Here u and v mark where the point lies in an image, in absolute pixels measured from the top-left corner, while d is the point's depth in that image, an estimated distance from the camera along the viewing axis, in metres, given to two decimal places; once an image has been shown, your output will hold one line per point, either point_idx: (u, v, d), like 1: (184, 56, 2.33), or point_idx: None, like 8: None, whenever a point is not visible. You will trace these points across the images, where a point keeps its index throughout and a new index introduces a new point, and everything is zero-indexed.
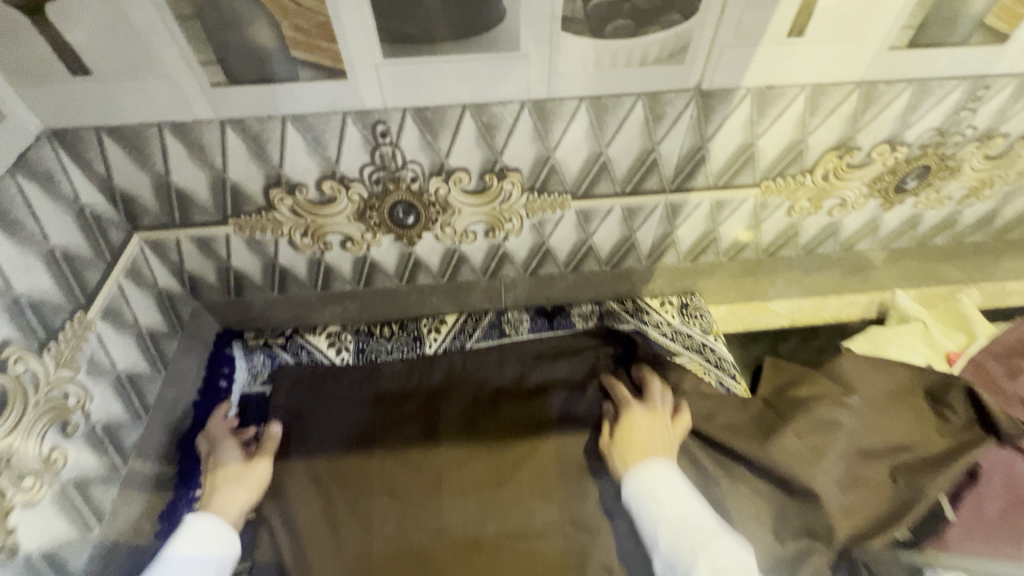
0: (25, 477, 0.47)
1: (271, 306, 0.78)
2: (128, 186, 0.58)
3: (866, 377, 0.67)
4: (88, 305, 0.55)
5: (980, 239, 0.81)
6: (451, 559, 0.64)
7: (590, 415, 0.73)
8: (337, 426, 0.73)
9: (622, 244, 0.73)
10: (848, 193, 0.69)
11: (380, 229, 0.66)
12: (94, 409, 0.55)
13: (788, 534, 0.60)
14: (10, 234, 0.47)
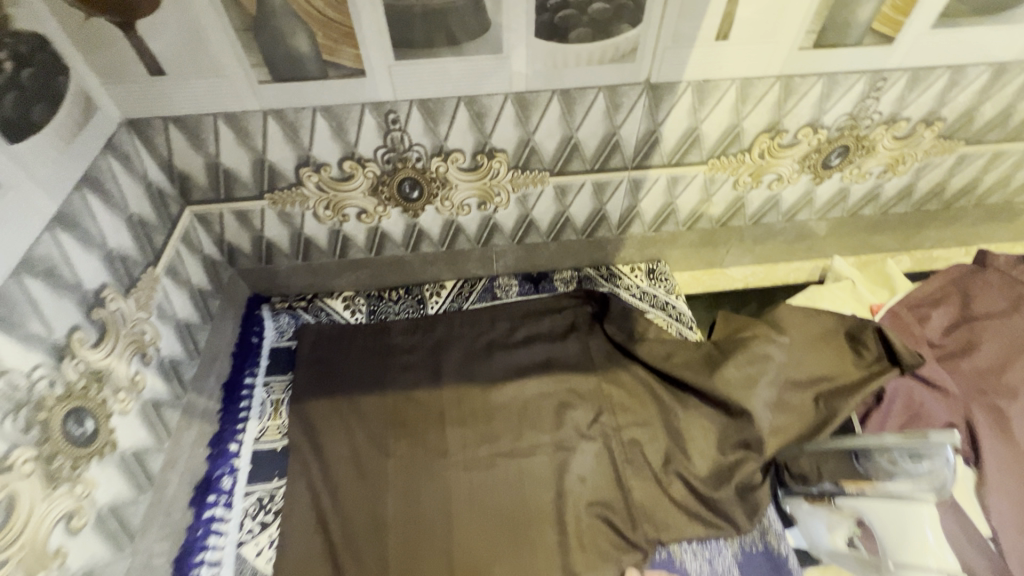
0: (119, 390, 0.59)
1: (296, 273, 0.91)
2: (184, 166, 0.70)
3: (796, 323, 0.81)
4: (155, 262, 0.68)
5: (904, 210, 0.94)
6: (457, 471, 0.76)
7: (568, 361, 0.87)
8: (354, 372, 0.86)
9: (594, 216, 0.87)
10: (782, 170, 0.82)
11: (390, 202, 0.79)
12: (162, 346, 0.68)
13: (728, 447, 0.73)
14: (104, 200, 0.60)
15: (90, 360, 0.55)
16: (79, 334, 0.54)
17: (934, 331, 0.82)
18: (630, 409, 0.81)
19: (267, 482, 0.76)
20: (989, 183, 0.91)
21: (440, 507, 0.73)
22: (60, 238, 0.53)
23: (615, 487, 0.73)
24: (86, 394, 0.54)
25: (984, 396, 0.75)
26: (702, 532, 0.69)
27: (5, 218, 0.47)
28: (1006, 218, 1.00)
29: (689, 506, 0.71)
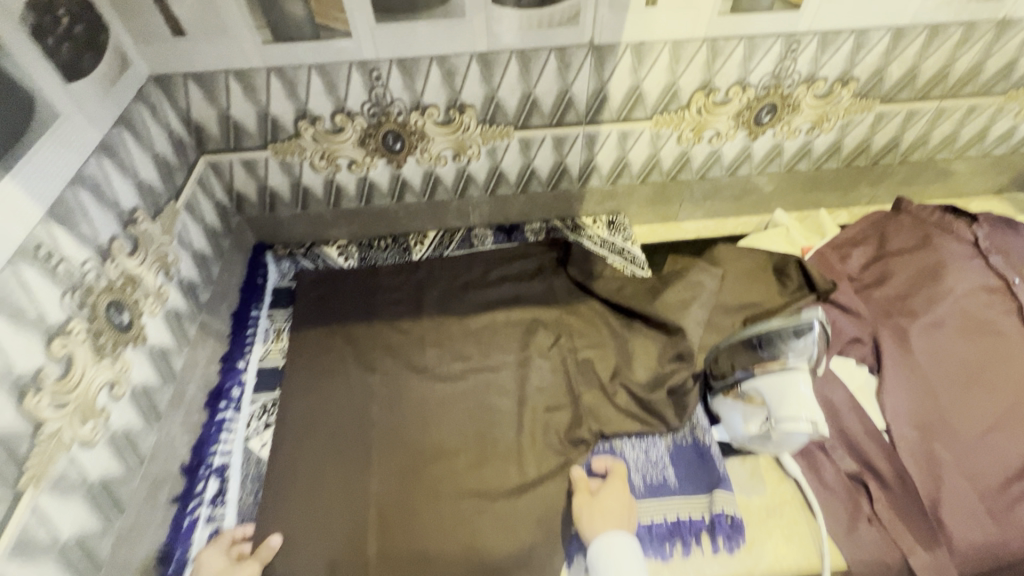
0: (148, 296, 0.72)
1: (296, 221, 1.03)
2: (200, 118, 0.83)
3: (730, 258, 0.93)
4: (176, 198, 0.80)
5: (835, 166, 1.06)
6: (433, 383, 0.88)
7: (533, 296, 0.99)
8: (345, 305, 0.98)
9: (557, 168, 0.99)
10: (719, 126, 0.94)
11: (376, 154, 0.92)
12: (182, 268, 0.81)
13: (666, 360, 0.85)
14: (137, 139, 0.72)
15: (127, 266, 0.68)
16: (118, 243, 0.67)
17: (852, 267, 0.94)
18: (586, 334, 0.93)
19: (270, 392, 0.88)
20: (909, 141, 1.03)
21: (418, 411, 0.85)
22: (103, 163, 0.65)
23: (568, 395, 0.85)
24: (123, 292, 0.67)
25: (890, 319, 0.87)
26: (639, 428, 0.81)
27: (64, 141, 0.59)
28: (931, 174, 1.12)
29: (631, 409, 0.83)
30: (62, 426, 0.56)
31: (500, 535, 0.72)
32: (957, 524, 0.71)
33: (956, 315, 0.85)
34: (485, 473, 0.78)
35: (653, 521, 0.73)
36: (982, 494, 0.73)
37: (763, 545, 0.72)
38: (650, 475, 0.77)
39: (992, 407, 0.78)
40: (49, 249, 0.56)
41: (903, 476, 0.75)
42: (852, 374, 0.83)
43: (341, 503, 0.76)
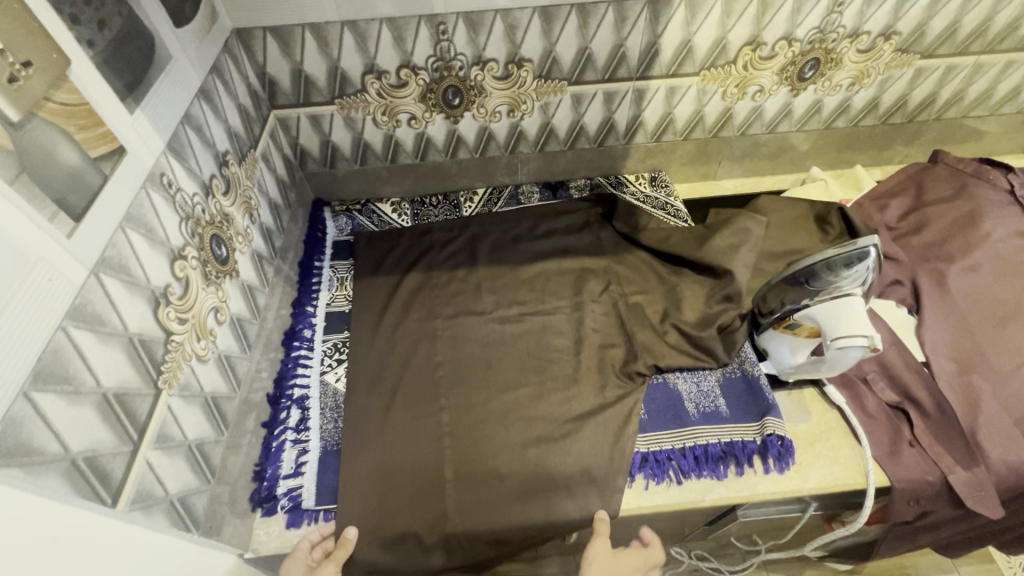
0: (239, 235, 0.77)
1: (352, 177, 1.08)
2: (275, 72, 0.87)
3: (773, 209, 0.98)
4: (255, 147, 0.86)
5: (871, 123, 1.10)
6: (492, 324, 0.93)
7: (581, 247, 1.03)
8: (403, 256, 1.03)
9: (605, 124, 1.03)
10: (763, 81, 0.98)
11: (435, 109, 0.96)
12: (262, 214, 0.86)
13: (714, 302, 0.90)
14: (226, 88, 0.77)
15: (223, 204, 0.73)
16: (216, 182, 0.72)
17: (890, 216, 0.98)
18: (634, 281, 0.98)
19: (339, 333, 0.94)
20: (945, 98, 1.06)
21: (479, 349, 0.90)
22: (202, 106, 0.70)
23: (621, 335, 0.91)
24: (221, 226, 0.72)
25: (928, 263, 0.91)
26: (691, 363, 0.86)
27: (175, 81, 0.64)
28: (964, 133, 1.15)
29: (682, 346, 0.88)
30: (185, 339, 0.62)
31: (565, 458, 0.78)
32: (994, 447, 0.76)
33: (993, 260, 0.89)
34: (545, 404, 0.83)
35: (708, 443, 0.79)
36: (1016, 419, 0.78)
37: (812, 466, 0.78)
38: (703, 404, 0.83)
39: None
40: (169, 178, 0.61)
41: (944, 405, 0.80)
42: (891, 314, 0.89)
43: (415, 429, 0.81)
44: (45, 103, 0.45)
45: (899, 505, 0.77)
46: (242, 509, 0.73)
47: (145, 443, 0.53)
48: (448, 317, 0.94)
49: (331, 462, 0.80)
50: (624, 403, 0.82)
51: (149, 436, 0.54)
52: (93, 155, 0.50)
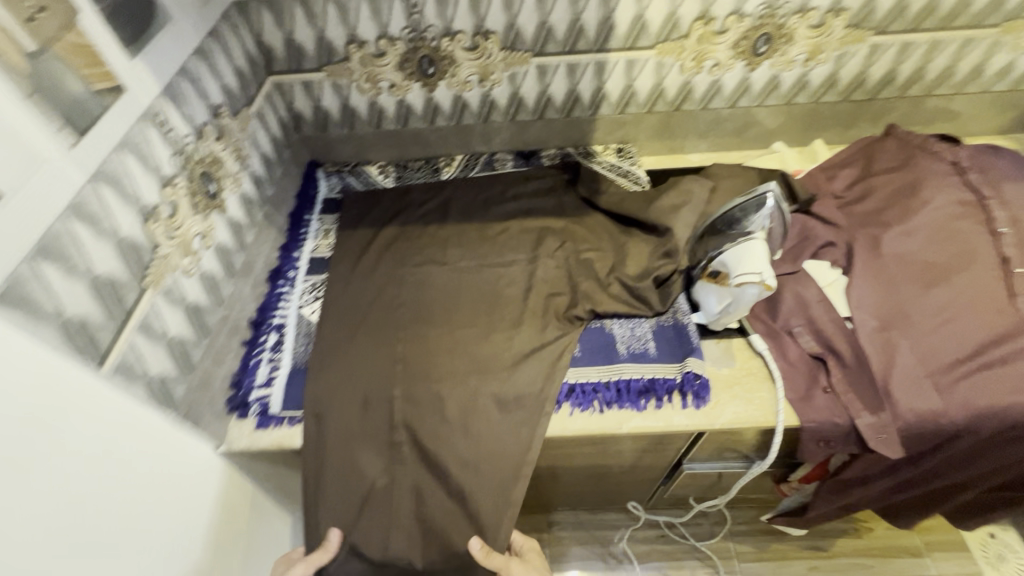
0: (228, 177, 0.90)
1: (343, 141, 1.20)
2: (270, 41, 1.00)
3: (723, 177, 1.04)
4: (249, 105, 0.98)
5: (832, 100, 1.14)
6: (454, 273, 1.03)
7: (544, 209, 1.12)
8: (383, 213, 1.14)
9: (570, 95, 1.11)
10: (718, 55, 1.04)
11: (413, 77, 1.07)
12: (252, 163, 0.99)
13: (656, 258, 0.97)
14: (223, 50, 0.90)
15: (214, 147, 0.86)
16: (208, 129, 0.85)
17: (837, 185, 1.04)
18: (588, 240, 1.06)
19: (319, 274, 1.06)
20: (906, 75, 1.09)
21: (439, 292, 1.00)
22: (199, 61, 0.83)
23: (567, 285, 0.99)
24: (211, 166, 0.85)
25: (866, 228, 0.96)
26: (627, 311, 0.93)
27: (175, 38, 0.77)
28: (930, 113, 1.17)
29: (622, 297, 0.95)
30: (171, 253, 0.75)
31: (501, 385, 0.87)
32: (903, 395, 0.81)
33: (933, 226, 0.92)
34: (491, 339, 0.92)
35: (631, 378, 0.86)
36: (930, 371, 0.83)
37: (727, 404, 0.84)
38: (633, 346, 0.90)
39: (951, 301, 0.86)
40: (163, 117, 0.74)
41: (860, 356, 0.85)
42: (823, 273, 0.94)
43: (374, 354, 0.92)
44: (56, 40, 0.57)
45: (808, 444, 0.83)
46: (219, 408, 0.85)
47: (128, 326, 0.66)
48: (415, 265, 1.05)
49: (299, 378, 0.91)
50: (561, 340, 0.90)
51: (133, 321, 0.67)
52: (97, 87, 0.62)
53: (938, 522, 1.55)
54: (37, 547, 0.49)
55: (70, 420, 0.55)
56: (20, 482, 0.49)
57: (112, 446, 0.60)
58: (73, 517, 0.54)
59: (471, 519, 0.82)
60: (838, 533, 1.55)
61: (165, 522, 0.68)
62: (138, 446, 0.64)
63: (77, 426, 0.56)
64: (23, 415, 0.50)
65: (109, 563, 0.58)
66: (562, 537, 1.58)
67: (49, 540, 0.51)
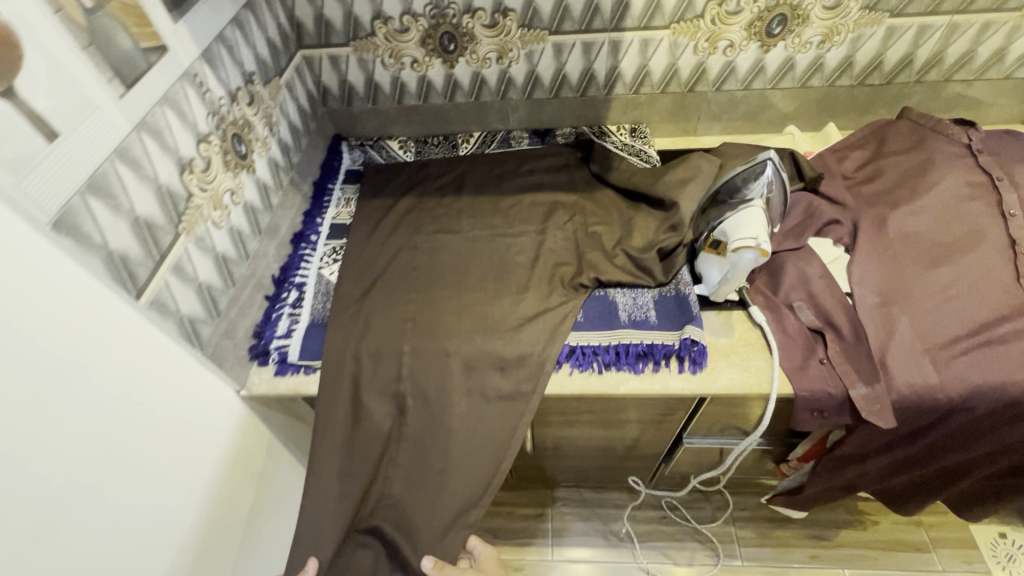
0: (258, 141, 0.96)
1: (366, 115, 1.26)
2: (302, 16, 1.06)
3: (733, 156, 1.06)
4: (280, 75, 1.04)
5: (848, 83, 1.14)
6: (466, 242, 1.07)
7: (556, 184, 1.16)
8: (401, 185, 1.20)
9: (586, 74, 1.15)
10: (732, 36, 1.06)
11: (434, 53, 1.12)
12: (280, 130, 1.05)
13: (662, 231, 0.99)
14: (258, 21, 0.96)
15: (246, 111, 0.92)
16: (241, 94, 0.91)
17: (847, 166, 1.04)
18: (597, 214, 1.09)
19: (339, 239, 1.12)
20: (923, 59, 1.09)
21: (451, 259, 1.05)
22: (235, 30, 0.89)
23: (574, 256, 1.02)
24: (242, 128, 0.91)
25: (873, 208, 0.97)
26: (631, 280, 0.96)
27: (216, 7, 0.83)
28: (949, 99, 1.17)
29: (626, 268, 0.98)
30: (203, 205, 0.81)
31: (505, 345, 0.91)
32: (899, 369, 0.82)
33: (938, 206, 0.93)
34: (498, 303, 0.96)
35: (631, 343, 0.89)
36: (929, 347, 0.83)
37: (722, 370, 0.87)
38: (635, 313, 0.93)
39: (954, 280, 0.87)
40: (201, 78, 0.80)
41: (858, 330, 0.86)
42: (826, 250, 0.95)
43: (387, 312, 0.97)
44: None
45: (802, 413, 0.85)
46: (242, 355, 0.92)
47: (164, 266, 0.73)
48: (429, 233, 1.09)
49: (317, 331, 0.97)
50: (564, 304, 0.94)
51: (167, 261, 0.73)
52: (144, 45, 0.68)
53: (945, 518, 1.54)
54: (73, 449, 0.57)
55: (103, 343, 0.62)
56: (55, 392, 0.55)
57: (137, 372, 0.67)
58: (103, 429, 0.62)
59: (470, 474, 0.86)
60: (841, 525, 1.54)
61: (181, 447, 0.75)
62: (159, 375, 0.71)
63: (108, 349, 0.62)
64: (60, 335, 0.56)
65: (131, 474, 0.66)
66: (564, 513, 1.61)
67: (82, 445, 0.59)
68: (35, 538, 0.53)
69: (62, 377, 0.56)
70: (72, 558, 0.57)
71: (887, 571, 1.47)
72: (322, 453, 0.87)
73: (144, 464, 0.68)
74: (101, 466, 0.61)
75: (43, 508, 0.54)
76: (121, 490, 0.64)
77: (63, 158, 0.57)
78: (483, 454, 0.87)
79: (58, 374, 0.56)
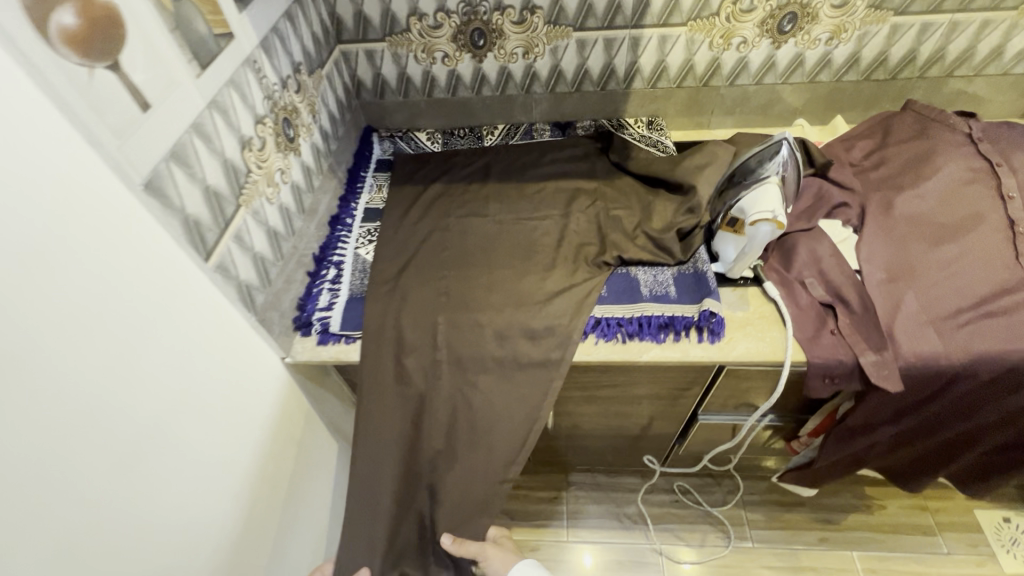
0: (303, 126, 1.03)
1: (397, 107, 1.33)
2: (342, 12, 1.13)
3: (746, 144, 1.12)
4: (321, 67, 1.11)
5: (855, 78, 1.21)
6: (493, 224, 1.14)
7: (577, 172, 1.22)
8: (430, 173, 1.26)
9: (607, 69, 1.22)
10: (746, 33, 1.13)
11: (464, 49, 1.19)
12: (321, 118, 1.12)
13: (680, 214, 1.06)
14: (305, 16, 1.03)
15: (294, 98, 0.99)
16: (290, 82, 0.98)
17: (855, 154, 1.11)
18: (617, 199, 1.15)
19: (373, 222, 1.18)
20: (926, 55, 1.16)
21: (480, 240, 1.11)
22: (287, 23, 0.96)
23: (597, 237, 1.08)
24: (291, 113, 0.98)
25: (880, 192, 1.03)
26: (651, 259, 1.02)
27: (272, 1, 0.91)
28: (950, 94, 1.23)
29: (647, 247, 1.04)
30: (259, 182, 0.87)
31: (535, 317, 0.96)
32: (905, 338, 0.88)
33: (941, 190, 0.99)
34: (526, 280, 1.03)
35: (653, 315, 0.95)
36: (933, 319, 0.89)
37: (739, 340, 0.93)
38: (656, 289, 0.99)
39: (956, 257, 0.93)
40: (259, 65, 0.87)
41: (867, 303, 0.91)
42: (836, 230, 1.01)
43: (421, 287, 1.03)
44: None
45: (815, 380, 0.91)
46: (287, 326, 0.98)
47: (227, 234, 0.79)
48: (459, 216, 1.16)
49: (356, 304, 1.03)
50: (589, 280, 1.00)
51: (230, 230, 0.80)
52: (216, 32, 0.76)
53: (950, 503, 1.58)
54: (151, 396, 0.64)
55: (174, 299, 0.68)
56: (135, 338, 0.62)
57: (200, 329, 0.73)
58: (173, 377, 0.68)
59: (505, 432, 0.93)
60: (848, 508, 1.58)
61: (235, 403, 0.81)
62: (219, 335, 0.77)
63: (178, 305, 0.69)
64: (141, 287, 0.63)
65: (194, 421, 0.72)
66: (578, 496, 1.66)
67: (156, 389, 0.65)
68: (118, 472, 0.60)
69: (142, 328, 0.63)
70: (148, 494, 0.64)
71: (894, 553, 1.50)
72: (365, 415, 0.93)
73: (207, 418, 0.74)
74: (173, 416, 0.68)
75: (123, 441, 0.60)
76: (186, 435, 0.70)
77: (152, 135, 0.64)
78: (516, 414, 0.93)
79: (138, 321, 0.62)
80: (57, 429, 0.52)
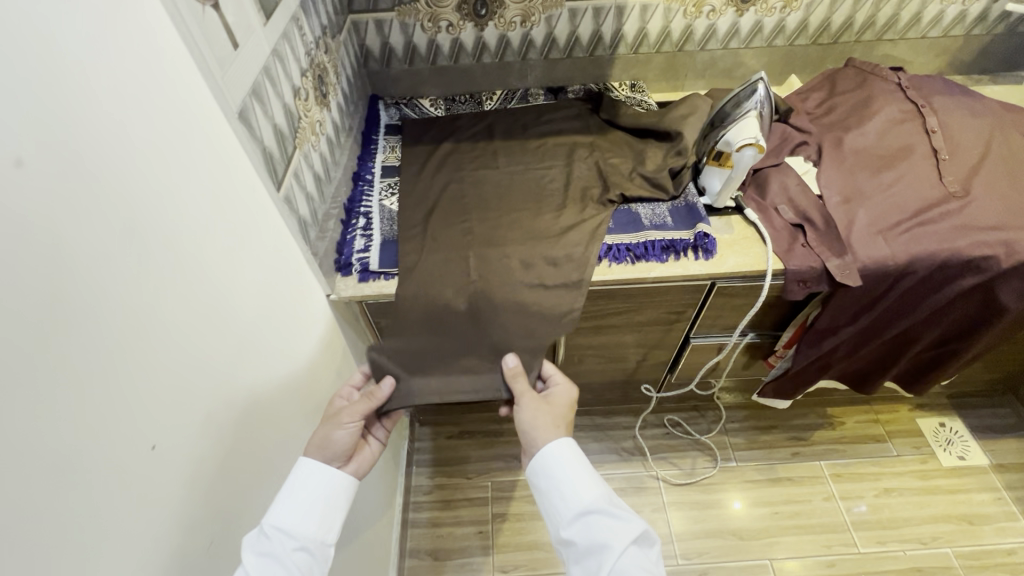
0: (330, 84, 1.12)
1: (402, 76, 1.43)
2: None
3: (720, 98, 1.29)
4: (339, 33, 1.21)
5: (803, 43, 1.41)
6: (505, 174, 1.26)
7: (573, 128, 1.35)
8: (439, 133, 1.36)
9: (595, 35, 1.37)
10: (714, 2, 1.31)
11: (468, 18, 1.31)
12: (341, 80, 1.21)
13: (670, 156, 1.22)
14: None
15: (325, 58, 1.09)
16: (322, 43, 1.08)
17: (809, 104, 1.31)
18: (612, 149, 1.29)
19: (392, 177, 1.27)
20: (860, 21, 1.37)
21: (494, 187, 1.23)
22: None
23: (598, 180, 1.22)
24: (322, 71, 1.07)
25: (832, 132, 1.23)
26: (649, 195, 1.17)
27: None
28: (880, 55, 1.46)
29: (644, 185, 1.19)
30: (307, 129, 0.97)
31: (555, 247, 1.10)
32: (860, 244, 1.07)
33: (880, 127, 1.20)
34: (542, 217, 1.16)
35: (656, 239, 1.11)
36: (880, 228, 1.08)
37: (728, 254, 1.11)
38: (655, 219, 1.15)
39: (895, 179, 1.13)
40: (302, 23, 0.97)
41: (829, 219, 1.10)
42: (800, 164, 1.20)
43: (448, 229, 1.14)
44: None
45: (790, 283, 1.09)
46: (329, 267, 1.06)
47: (289, 170, 0.89)
48: (472, 168, 1.27)
49: (389, 246, 1.13)
50: (598, 214, 1.14)
51: (291, 167, 0.89)
52: None
53: (898, 415, 1.82)
54: (252, 298, 0.73)
55: (260, 220, 0.77)
56: (240, 245, 0.71)
57: (275, 251, 0.82)
58: (263, 287, 0.77)
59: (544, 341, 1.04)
60: (814, 427, 1.80)
61: (298, 324, 0.90)
62: (286, 260, 0.87)
63: (263, 225, 0.78)
64: (240, 202, 0.72)
65: (277, 331, 0.81)
66: (580, 435, 1.80)
67: (254, 294, 0.74)
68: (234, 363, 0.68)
69: (242, 238, 0.72)
70: (250, 393, 0.72)
71: (854, 458, 1.73)
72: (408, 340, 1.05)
73: (281, 333, 0.83)
74: (261, 328, 0.76)
75: (238, 332, 0.69)
76: (273, 341, 0.79)
77: (241, 71, 0.73)
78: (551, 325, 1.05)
79: (241, 231, 0.72)
80: (201, 308, 0.61)
